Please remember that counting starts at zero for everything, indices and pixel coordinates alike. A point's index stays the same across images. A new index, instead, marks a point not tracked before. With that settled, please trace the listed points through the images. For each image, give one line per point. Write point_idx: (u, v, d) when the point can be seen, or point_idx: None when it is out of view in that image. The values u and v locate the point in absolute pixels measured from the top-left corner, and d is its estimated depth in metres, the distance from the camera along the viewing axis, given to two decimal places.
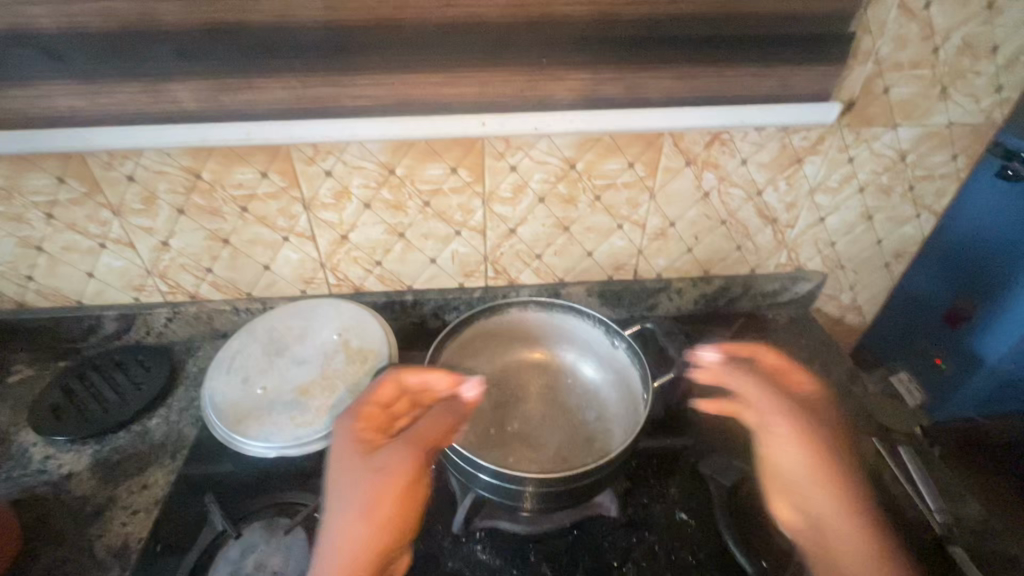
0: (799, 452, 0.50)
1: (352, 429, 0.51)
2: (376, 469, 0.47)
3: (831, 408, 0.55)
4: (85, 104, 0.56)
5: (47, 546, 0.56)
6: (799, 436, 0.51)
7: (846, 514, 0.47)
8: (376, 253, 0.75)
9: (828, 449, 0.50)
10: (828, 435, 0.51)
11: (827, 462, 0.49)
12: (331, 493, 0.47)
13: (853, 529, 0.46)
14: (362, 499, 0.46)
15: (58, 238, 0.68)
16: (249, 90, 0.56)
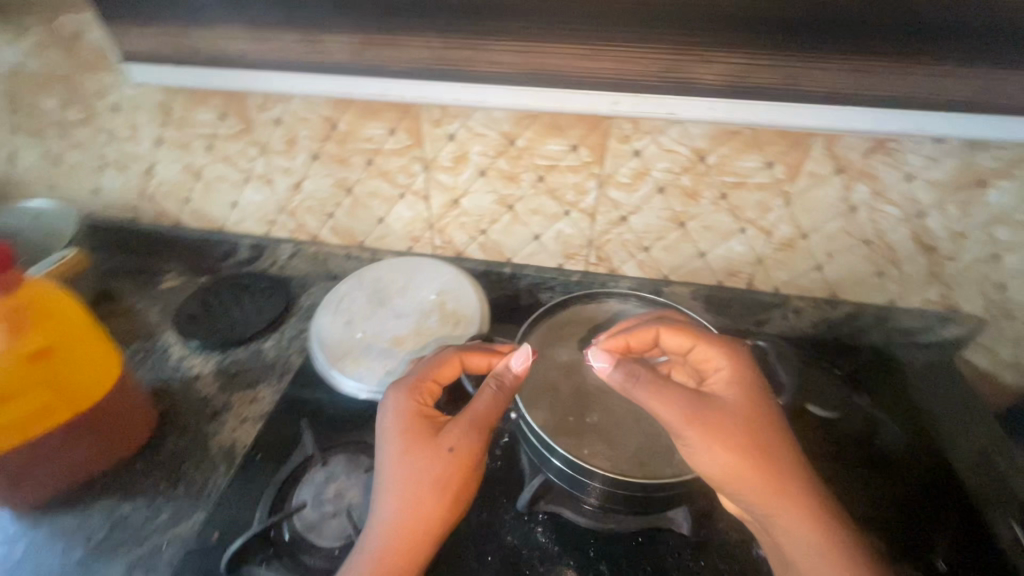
0: (729, 460, 0.46)
1: (411, 408, 0.50)
2: (444, 451, 0.48)
3: (749, 384, 0.50)
4: (251, 49, 0.61)
5: (173, 432, 0.63)
6: (728, 449, 0.46)
7: (792, 515, 0.45)
8: (483, 221, 0.75)
9: (754, 445, 0.47)
10: (751, 423, 0.48)
11: (757, 463, 0.46)
12: (390, 467, 0.48)
13: (811, 530, 0.45)
14: (430, 480, 0.47)
15: (214, 168, 0.76)
16: (393, 47, 0.58)
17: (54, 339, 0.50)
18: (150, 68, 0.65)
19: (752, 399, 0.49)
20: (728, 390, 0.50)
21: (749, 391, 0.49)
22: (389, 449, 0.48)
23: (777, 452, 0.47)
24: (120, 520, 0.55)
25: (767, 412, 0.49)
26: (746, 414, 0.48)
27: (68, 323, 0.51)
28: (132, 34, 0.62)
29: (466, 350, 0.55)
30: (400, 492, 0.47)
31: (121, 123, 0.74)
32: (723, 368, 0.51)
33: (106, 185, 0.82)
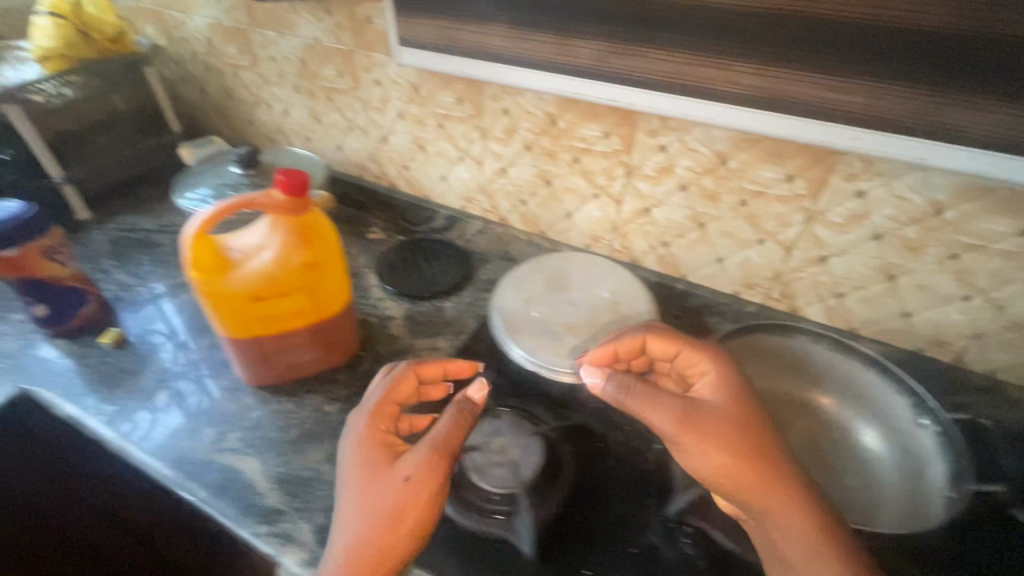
0: (727, 459, 0.49)
1: (373, 432, 0.52)
2: (398, 478, 0.48)
3: (736, 388, 0.54)
4: (506, 46, 0.68)
5: (369, 357, 0.73)
6: (723, 444, 0.49)
7: (789, 510, 0.48)
8: (668, 234, 0.77)
9: (745, 445, 0.49)
10: (742, 422, 0.51)
11: (751, 462, 0.49)
12: (351, 493, 0.49)
13: (804, 526, 0.47)
14: (380, 506, 0.47)
15: (437, 144, 0.87)
16: (637, 57, 0.61)
17: (321, 256, 0.61)
18: (414, 53, 0.75)
19: (739, 401, 0.52)
20: (717, 395, 0.53)
21: (738, 395, 0.53)
22: (348, 475, 0.50)
23: (768, 453, 0.49)
24: (325, 416, 0.65)
25: (759, 413, 0.52)
26: (730, 413, 0.52)
27: (330, 246, 0.62)
28: (410, 24, 0.73)
29: (427, 371, 0.60)
30: (359, 513, 0.47)
31: (375, 96, 0.87)
32: (714, 375, 0.55)
33: (347, 144, 0.97)
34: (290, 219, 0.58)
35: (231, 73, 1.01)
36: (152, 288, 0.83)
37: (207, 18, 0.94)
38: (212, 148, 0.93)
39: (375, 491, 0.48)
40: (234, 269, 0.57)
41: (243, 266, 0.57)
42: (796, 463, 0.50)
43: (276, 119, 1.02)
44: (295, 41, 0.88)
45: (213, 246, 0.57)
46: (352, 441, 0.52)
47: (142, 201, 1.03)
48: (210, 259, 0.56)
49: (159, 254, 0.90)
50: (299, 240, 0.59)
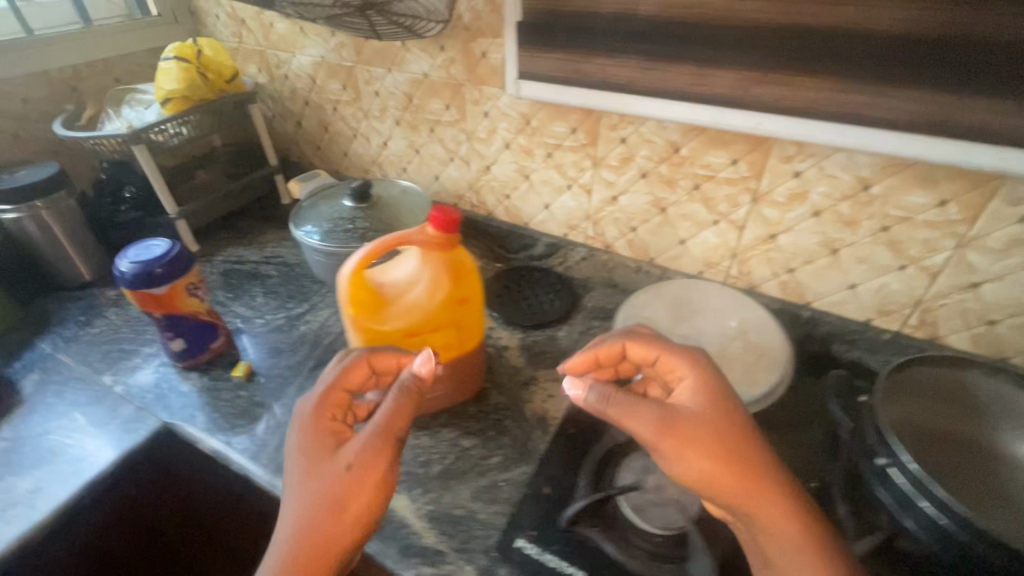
0: (715, 470, 0.45)
1: (317, 421, 0.48)
2: (342, 467, 0.44)
3: (718, 392, 0.49)
4: (637, 77, 0.68)
5: (494, 390, 0.73)
6: (709, 450, 0.46)
7: (780, 517, 0.45)
8: (795, 260, 0.75)
9: (734, 453, 0.46)
10: (728, 432, 0.47)
11: (740, 470, 0.45)
12: (294, 486, 0.45)
13: (797, 533, 0.44)
14: (324, 497, 0.43)
15: (544, 173, 0.87)
16: (784, 85, 0.60)
17: (470, 293, 0.61)
18: (533, 85, 0.76)
19: (725, 407, 0.48)
20: (699, 401, 0.49)
21: (721, 400, 0.49)
22: (292, 468, 0.46)
23: (755, 458, 0.46)
24: (463, 451, 0.65)
25: (745, 417, 0.48)
26: (715, 420, 0.47)
27: (478, 281, 0.62)
28: (533, 58, 0.74)
29: (379, 358, 0.54)
30: (302, 507, 0.43)
31: (481, 127, 0.88)
32: (695, 378, 0.51)
33: (445, 174, 0.98)
34: (442, 256, 0.59)
35: (330, 108, 1.03)
36: (269, 320, 0.84)
37: (312, 56, 0.98)
38: (318, 182, 0.96)
39: (316, 479, 0.44)
40: (393, 307, 0.59)
41: (400, 304, 0.59)
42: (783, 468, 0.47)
43: (372, 151, 1.04)
44: (402, 76, 0.90)
45: (371, 286, 0.59)
46: (297, 432, 0.48)
47: (243, 233, 1.06)
48: (367, 297, 0.58)
49: (269, 285, 0.92)
50: (451, 277, 0.59)
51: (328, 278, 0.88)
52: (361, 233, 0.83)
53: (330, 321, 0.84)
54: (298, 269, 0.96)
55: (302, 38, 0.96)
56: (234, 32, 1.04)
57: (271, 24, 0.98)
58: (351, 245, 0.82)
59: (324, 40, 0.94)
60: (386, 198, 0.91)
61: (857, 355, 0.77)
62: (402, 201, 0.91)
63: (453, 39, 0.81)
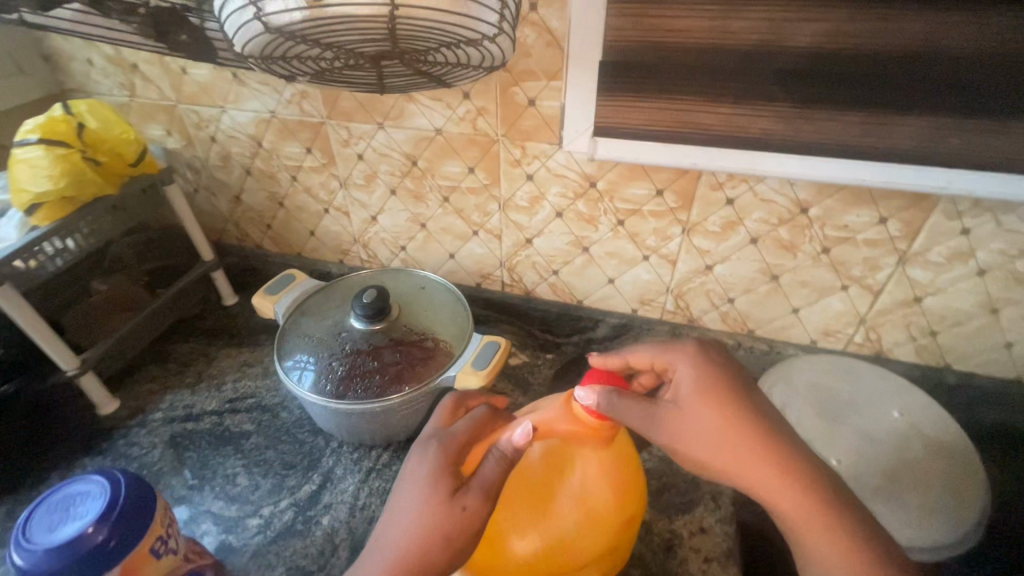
0: (709, 448, 0.38)
1: (446, 446, 0.41)
2: (459, 510, 0.37)
3: (712, 373, 0.42)
4: (783, 128, 0.50)
5: (634, 569, 0.54)
6: (701, 431, 0.39)
7: (781, 497, 0.37)
8: (941, 323, 0.62)
9: (732, 432, 0.38)
10: (726, 407, 0.39)
11: (737, 447, 0.38)
12: (402, 511, 0.38)
13: (806, 512, 0.36)
14: (435, 538, 0.37)
15: (609, 244, 0.68)
16: (1000, 134, 0.46)
17: (628, 507, 0.45)
18: (615, 143, 0.56)
19: (713, 392, 0.40)
20: (688, 386, 0.41)
21: (709, 382, 0.41)
22: (404, 494, 0.39)
23: (750, 429, 0.39)
24: None
25: (738, 394, 0.40)
26: (709, 397, 0.40)
27: (637, 485, 0.46)
28: (619, 108, 0.54)
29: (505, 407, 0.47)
30: (408, 540, 0.37)
31: (521, 193, 0.66)
32: (681, 367, 0.43)
33: (464, 251, 0.75)
34: (594, 453, 0.44)
35: (287, 177, 0.76)
36: (270, 517, 0.58)
37: (255, 112, 0.70)
38: (296, 293, 0.69)
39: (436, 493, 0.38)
40: (519, 516, 0.44)
41: (528, 506, 0.44)
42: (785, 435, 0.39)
43: (354, 228, 0.78)
44: (401, 133, 0.66)
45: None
46: (420, 455, 0.41)
47: (184, 366, 0.75)
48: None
49: (252, 454, 0.64)
50: (602, 484, 0.44)
51: (343, 434, 0.62)
52: (394, 372, 0.58)
53: (363, 501, 0.59)
54: (285, 414, 0.69)
55: (237, 88, 0.68)
56: (122, 83, 0.72)
57: (184, 71, 0.68)
58: (387, 392, 0.56)
59: (274, 89, 0.66)
60: (406, 304, 0.65)
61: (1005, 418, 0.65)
62: (428, 305, 0.66)
63: (485, 83, 0.58)
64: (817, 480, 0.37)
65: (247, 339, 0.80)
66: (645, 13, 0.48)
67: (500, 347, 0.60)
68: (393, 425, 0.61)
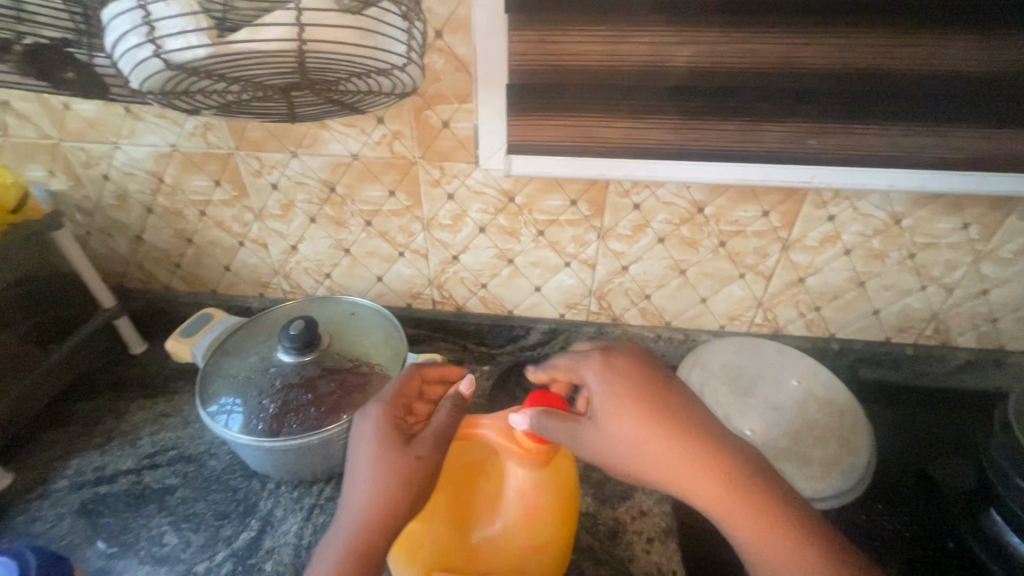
0: (627, 450, 0.39)
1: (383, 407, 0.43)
2: (414, 459, 0.40)
3: (619, 381, 0.41)
4: (675, 138, 0.56)
5: (584, 560, 0.56)
6: (620, 438, 0.39)
7: (716, 496, 0.38)
8: (823, 298, 0.71)
9: (649, 433, 0.39)
10: (636, 408, 0.40)
11: (653, 447, 0.39)
12: (358, 474, 0.40)
13: (723, 499, 0.38)
14: (399, 487, 0.39)
15: (533, 254, 0.71)
16: (844, 134, 0.54)
17: (547, 536, 0.44)
18: (528, 159, 0.59)
19: (636, 406, 0.40)
20: (599, 398, 0.41)
21: (628, 397, 0.41)
22: (355, 458, 0.41)
23: (667, 433, 0.39)
24: None
25: (657, 404, 0.40)
26: (620, 403, 0.40)
27: (570, 511, 0.45)
28: (528, 127, 0.57)
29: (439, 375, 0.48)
30: (372, 497, 0.39)
31: (443, 212, 0.68)
32: (593, 385, 0.42)
33: (392, 273, 0.76)
34: (528, 471, 0.43)
35: (194, 213, 0.72)
36: (207, 572, 0.54)
37: (153, 146, 0.66)
38: (215, 333, 0.67)
39: (387, 456, 0.40)
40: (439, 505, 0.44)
41: (448, 497, 0.45)
42: (702, 432, 0.40)
43: (273, 259, 0.76)
44: (316, 160, 0.65)
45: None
46: (361, 419, 0.43)
47: (90, 426, 0.69)
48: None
49: (179, 509, 0.60)
50: (527, 502, 0.43)
51: (280, 474, 0.60)
52: (330, 402, 0.57)
53: (308, 540, 0.57)
54: (213, 462, 0.65)
55: (131, 122, 0.64)
56: None
57: (66, 106, 0.64)
58: (324, 424, 0.55)
59: (174, 122, 0.64)
60: (336, 331, 0.64)
61: (880, 375, 0.76)
62: (359, 330, 0.65)
63: (398, 108, 0.60)
64: (734, 462, 0.39)
65: (162, 388, 0.75)
66: (543, 38, 0.51)
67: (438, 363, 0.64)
68: (334, 456, 0.59)
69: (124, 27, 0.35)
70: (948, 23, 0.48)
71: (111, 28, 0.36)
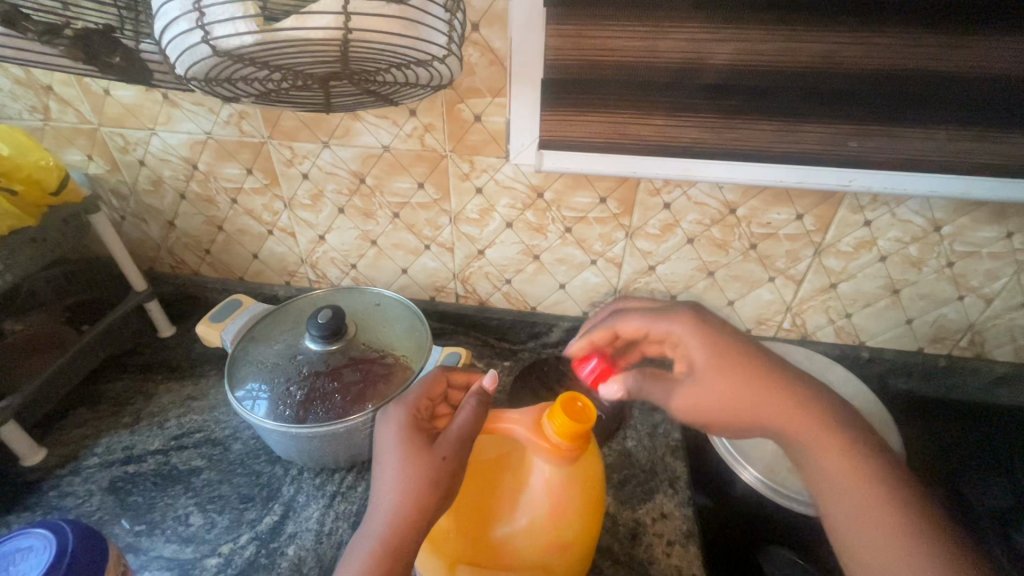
0: (725, 399, 0.42)
1: (406, 410, 0.44)
2: (441, 460, 0.40)
3: (716, 337, 0.43)
4: (710, 137, 0.55)
5: (604, 561, 0.56)
6: (719, 390, 0.42)
7: (805, 434, 0.40)
8: (854, 305, 0.70)
9: (747, 384, 0.41)
10: (735, 362, 0.42)
11: (750, 397, 0.41)
12: (386, 476, 0.40)
13: (822, 446, 0.39)
14: (425, 486, 0.39)
15: (559, 251, 0.71)
16: (886, 138, 0.53)
17: (570, 536, 0.43)
18: (559, 155, 0.59)
19: (728, 350, 0.43)
20: (697, 352, 0.43)
21: (722, 346, 0.43)
22: (379, 460, 0.41)
23: (767, 385, 0.41)
24: None
25: (753, 354, 0.42)
26: (719, 357, 0.42)
27: (595, 511, 0.44)
28: (561, 122, 0.57)
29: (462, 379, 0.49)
30: (400, 496, 0.38)
31: (471, 206, 0.68)
32: (683, 333, 0.44)
33: (417, 265, 0.76)
34: (557, 467, 0.43)
35: (226, 200, 0.73)
36: (231, 553, 0.55)
37: (189, 133, 0.67)
38: (243, 319, 0.67)
39: (414, 454, 0.40)
40: (464, 499, 0.44)
41: (472, 492, 0.45)
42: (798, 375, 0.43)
43: (301, 248, 0.77)
44: (347, 151, 0.66)
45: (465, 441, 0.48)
46: (384, 423, 0.43)
47: (120, 406, 0.71)
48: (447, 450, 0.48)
49: (204, 491, 0.61)
50: (553, 498, 0.43)
51: (303, 459, 0.60)
52: (356, 392, 0.57)
53: (330, 526, 0.58)
54: (238, 446, 0.66)
55: (168, 109, 0.65)
56: (35, 106, 0.68)
57: (106, 92, 0.65)
58: (349, 412, 0.55)
59: (210, 110, 0.65)
60: (362, 322, 0.65)
61: (909, 385, 0.74)
62: (385, 322, 0.65)
63: (431, 101, 0.60)
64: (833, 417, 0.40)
65: (189, 372, 0.76)
66: (581, 33, 0.51)
67: (462, 356, 0.64)
68: (356, 445, 0.60)
69: (173, 13, 0.36)
70: (1005, 23, 0.46)
71: (159, 14, 0.37)
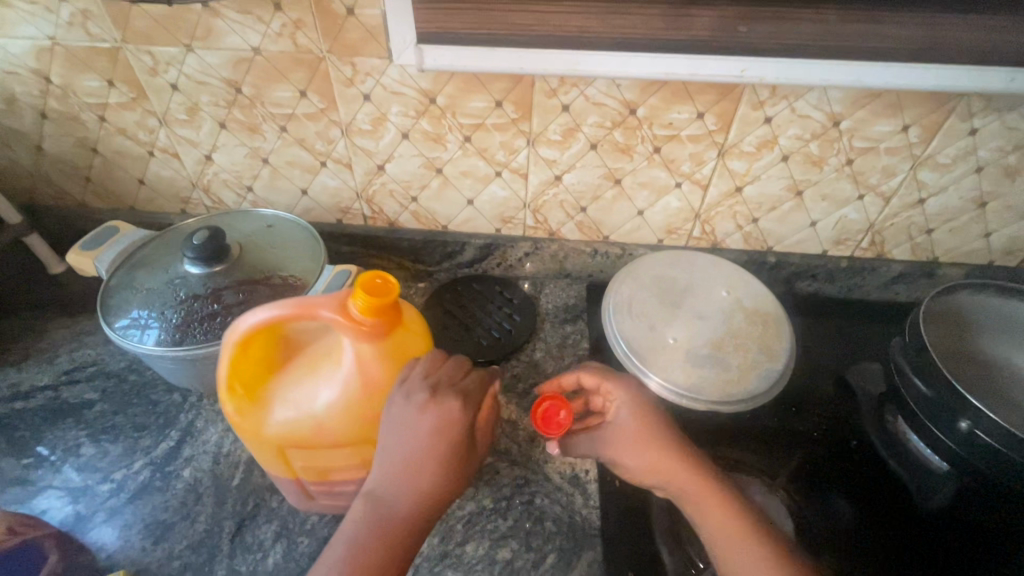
0: (649, 460, 0.47)
1: (472, 410, 0.43)
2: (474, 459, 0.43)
3: (644, 405, 0.50)
4: (597, 26, 0.52)
5: (500, 462, 0.57)
6: (654, 451, 0.47)
7: (703, 500, 0.45)
8: (760, 209, 0.69)
9: (665, 449, 0.47)
10: (654, 431, 0.48)
11: (667, 463, 0.47)
12: (428, 470, 0.41)
13: (720, 516, 0.45)
14: (456, 478, 0.42)
15: (461, 163, 0.67)
16: (775, 20, 0.51)
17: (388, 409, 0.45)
18: (440, 52, 0.55)
19: (649, 422, 0.49)
20: (625, 415, 0.49)
21: (645, 414, 0.49)
22: (421, 442, 0.41)
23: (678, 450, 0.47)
24: (506, 567, 0.50)
25: (665, 427, 0.49)
26: (643, 424, 0.48)
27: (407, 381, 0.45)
28: (442, 12, 0.53)
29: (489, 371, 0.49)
30: (435, 491, 0.41)
31: (361, 116, 0.63)
32: (623, 400, 0.50)
33: (316, 185, 0.72)
34: (369, 342, 0.43)
35: (92, 118, 0.67)
36: (124, 479, 0.55)
37: (30, 39, 0.59)
38: (120, 246, 0.63)
39: (459, 459, 0.42)
40: (289, 387, 0.44)
41: (293, 381, 0.44)
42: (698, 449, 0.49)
43: (188, 171, 0.71)
44: (215, 56, 0.59)
45: (268, 333, 0.44)
46: (427, 408, 0.42)
47: (7, 345, 0.67)
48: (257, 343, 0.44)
49: (97, 422, 0.59)
50: (365, 372, 0.43)
51: (197, 385, 0.59)
52: (237, 312, 0.55)
53: (228, 448, 0.57)
54: (134, 377, 0.64)
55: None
56: None
57: None
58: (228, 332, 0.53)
59: (47, 10, 0.57)
60: (251, 242, 0.61)
61: (813, 287, 0.76)
62: (276, 242, 0.62)
63: None
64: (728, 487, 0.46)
65: (83, 307, 0.72)
66: None
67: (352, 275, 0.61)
68: None
69: None
70: None
71: None
